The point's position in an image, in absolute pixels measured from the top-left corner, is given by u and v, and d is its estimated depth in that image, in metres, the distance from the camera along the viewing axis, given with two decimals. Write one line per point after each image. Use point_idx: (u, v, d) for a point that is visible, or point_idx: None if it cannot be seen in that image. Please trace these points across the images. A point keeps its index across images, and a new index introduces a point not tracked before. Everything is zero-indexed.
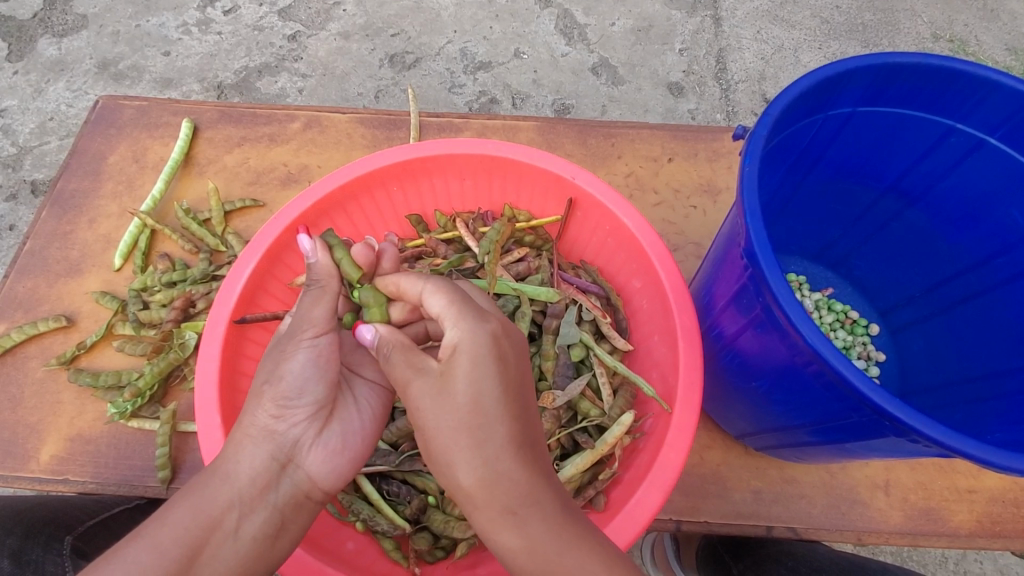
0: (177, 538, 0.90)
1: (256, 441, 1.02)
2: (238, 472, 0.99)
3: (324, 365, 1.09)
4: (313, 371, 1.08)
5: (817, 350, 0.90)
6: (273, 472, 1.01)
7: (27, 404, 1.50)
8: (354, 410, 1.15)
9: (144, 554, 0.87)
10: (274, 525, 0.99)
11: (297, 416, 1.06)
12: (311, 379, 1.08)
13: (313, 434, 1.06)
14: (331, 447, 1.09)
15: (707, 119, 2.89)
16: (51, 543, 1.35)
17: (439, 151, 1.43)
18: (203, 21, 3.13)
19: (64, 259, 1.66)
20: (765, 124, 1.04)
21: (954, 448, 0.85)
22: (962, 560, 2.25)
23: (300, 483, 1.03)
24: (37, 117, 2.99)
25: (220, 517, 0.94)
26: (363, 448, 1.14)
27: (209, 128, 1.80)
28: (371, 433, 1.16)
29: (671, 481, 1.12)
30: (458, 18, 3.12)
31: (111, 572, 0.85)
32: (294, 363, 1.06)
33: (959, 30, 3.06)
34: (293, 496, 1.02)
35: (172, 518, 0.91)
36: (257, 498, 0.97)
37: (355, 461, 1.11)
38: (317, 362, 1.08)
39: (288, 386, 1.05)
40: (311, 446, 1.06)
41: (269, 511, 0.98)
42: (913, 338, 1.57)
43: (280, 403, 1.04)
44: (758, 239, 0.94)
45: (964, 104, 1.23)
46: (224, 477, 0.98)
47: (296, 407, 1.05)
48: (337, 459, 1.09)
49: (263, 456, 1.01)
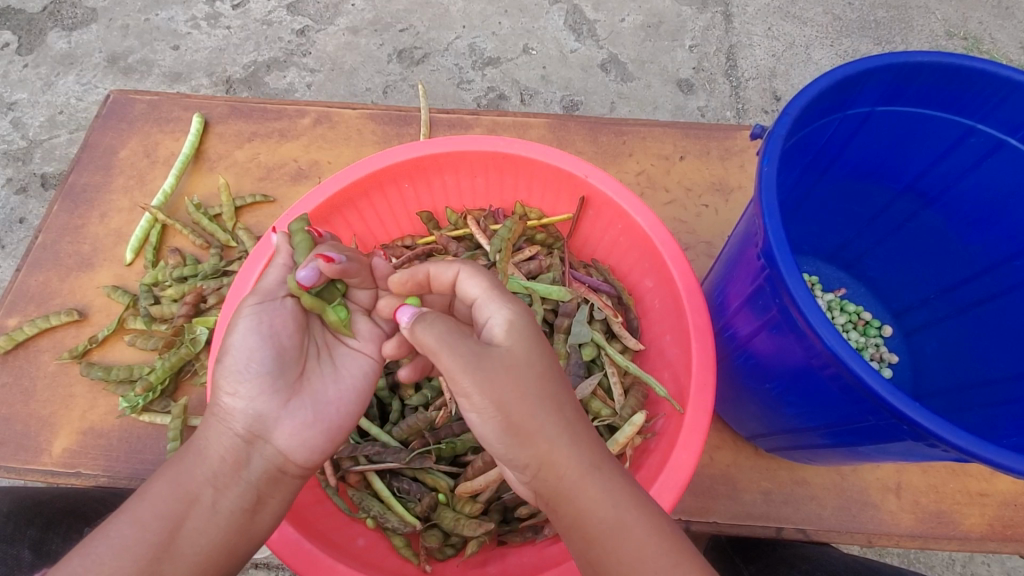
0: (155, 511, 0.93)
1: (218, 420, 1.01)
2: (209, 450, 0.99)
3: (269, 334, 1.05)
4: (257, 340, 1.04)
5: (835, 352, 0.89)
6: (241, 448, 1.00)
7: (39, 398, 1.50)
8: (328, 379, 1.09)
9: (127, 529, 0.90)
10: (251, 501, 0.99)
11: (255, 391, 1.01)
12: (257, 348, 1.03)
13: (276, 406, 1.02)
14: (301, 420, 1.04)
15: (717, 116, 2.87)
16: (70, 532, 1.37)
17: (451, 148, 1.42)
18: (213, 15, 3.13)
19: (75, 253, 1.67)
20: (784, 124, 1.03)
21: (974, 453, 0.84)
22: (970, 563, 2.25)
23: (271, 457, 1.01)
24: (47, 111, 3.00)
25: (197, 492, 0.96)
26: (341, 418, 1.08)
27: (220, 123, 1.80)
28: (349, 401, 1.10)
29: (682, 484, 1.11)
30: (467, 13, 3.10)
31: (97, 546, 0.89)
32: (238, 336, 1.04)
33: (974, 28, 3.03)
34: (267, 471, 1.01)
35: (151, 493, 0.95)
36: (231, 477, 0.98)
37: (331, 432, 1.06)
38: (261, 329, 1.05)
39: (234, 360, 1.02)
40: (279, 421, 1.02)
41: (244, 487, 0.99)
42: (927, 339, 1.56)
43: (233, 377, 1.02)
44: (776, 239, 0.94)
45: (985, 105, 1.21)
46: (196, 457, 0.99)
47: (247, 379, 1.02)
48: (309, 431, 1.04)
49: (229, 433, 1.00)
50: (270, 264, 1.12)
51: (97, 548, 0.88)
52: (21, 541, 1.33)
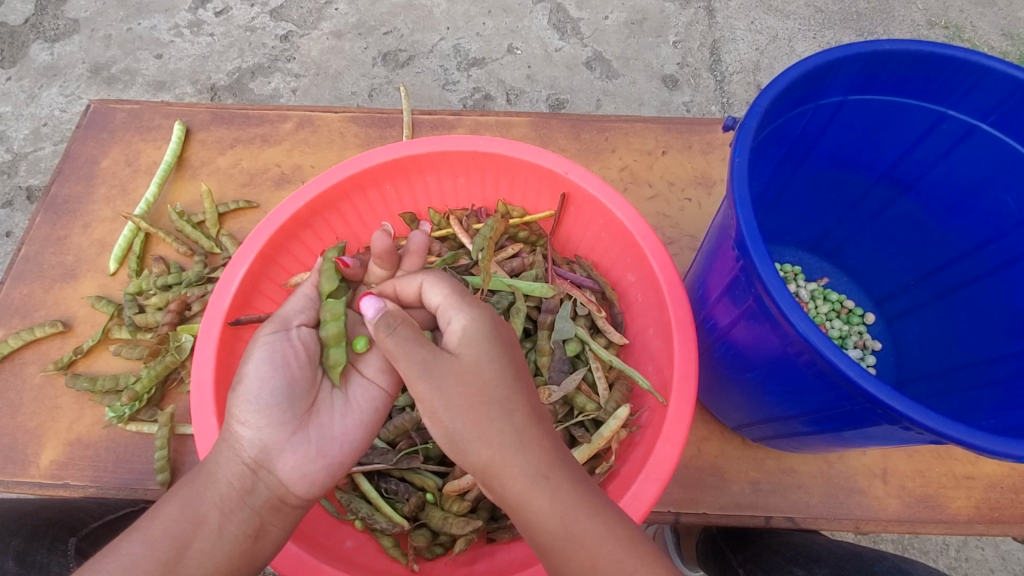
0: (166, 530, 0.93)
1: (227, 445, 1.01)
2: (217, 475, 0.98)
3: (281, 365, 1.06)
4: (270, 370, 1.05)
5: (807, 339, 0.90)
6: (246, 476, 0.99)
7: (27, 410, 1.50)
8: (336, 412, 1.08)
9: (136, 546, 0.91)
10: (254, 526, 0.99)
11: (264, 420, 1.01)
12: (270, 378, 1.04)
13: (281, 437, 1.01)
14: (305, 454, 1.02)
15: (702, 111, 2.89)
16: (56, 544, 1.36)
17: (431, 149, 1.43)
18: (195, 23, 3.13)
19: (59, 265, 1.66)
20: (755, 115, 1.04)
21: (946, 435, 0.85)
22: (963, 547, 2.26)
23: (274, 487, 1.00)
24: (31, 123, 2.99)
25: (205, 513, 0.96)
26: (344, 454, 1.06)
27: (201, 130, 1.79)
28: (355, 437, 1.08)
29: (666, 474, 1.12)
30: (450, 14, 3.11)
31: (106, 564, 0.89)
32: (252, 364, 1.05)
33: (955, 16, 3.05)
34: (269, 500, 1.00)
35: (163, 512, 0.95)
36: (236, 503, 0.98)
37: (333, 469, 1.04)
38: (274, 358, 1.06)
39: (247, 388, 1.02)
40: (282, 451, 1.00)
41: (248, 513, 0.98)
42: (909, 325, 1.57)
43: (244, 405, 1.02)
44: (748, 229, 0.95)
45: (956, 90, 1.22)
46: (206, 481, 0.99)
47: (258, 408, 1.01)
48: (311, 466, 1.02)
49: (237, 460, 0.99)
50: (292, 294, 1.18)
51: (107, 565, 0.89)
52: (5, 552, 1.31)
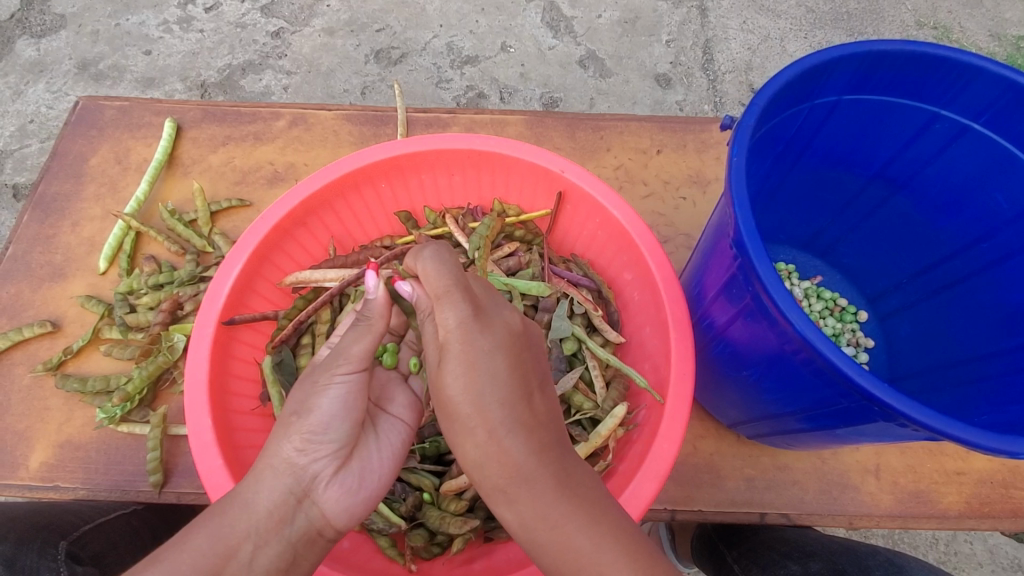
0: (196, 564, 0.86)
1: (277, 470, 0.97)
2: (257, 503, 0.94)
3: (349, 406, 1.05)
4: (341, 409, 1.04)
5: (805, 337, 0.90)
6: (289, 505, 0.96)
7: (15, 411, 1.47)
8: (373, 448, 1.10)
9: None
10: (287, 560, 0.93)
11: (321, 453, 1.00)
12: (338, 417, 1.04)
13: (332, 471, 1.01)
14: (347, 489, 1.03)
15: (695, 110, 2.89)
16: (46, 548, 1.33)
17: (426, 148, 1.41)
18: (185, 18, 3.09)
19: (47, 264, 1.64)
20: (752, 114, 1.04)
21: (942, 431, 0.85)
22: (953, 541, 2.28)
23: (313, 519, 0.98)
24: (17, 120, 2.94)
25: (236, 547, 0.89)
26: (378, 490, 1.09)
27: (193, 128, 1.77)
28: (388, 474, 1.11)
29: (665, 473, 1.12)
30: (444, 12, 3.09)
31: None
32: (325, 398, 1.03)
33: (943, 17, 3.07)
34: (306, 532, 0.97)
35: (191, 545, 0.87)
36: (273, 534, 0.93)
37: (368, 503, 1.06)
38: (346, 399, 1.05)
39: (316, 421, 1.01)
40: (330, 482, 1.00)
41: (283, 544, 0.93)
42: (901, 323, 1.59)
43: (307, 437, 1.00)
44: (746, 228, 0.94)
45: (949, 90, 1.23)
46: (241, 510, 0.93)
47: (321, 442, 1.01)
48: (353, 500, 1.03)
49: (282, 489, 0.96)
50: (365, 324, 1.09)
51: None
52: None
